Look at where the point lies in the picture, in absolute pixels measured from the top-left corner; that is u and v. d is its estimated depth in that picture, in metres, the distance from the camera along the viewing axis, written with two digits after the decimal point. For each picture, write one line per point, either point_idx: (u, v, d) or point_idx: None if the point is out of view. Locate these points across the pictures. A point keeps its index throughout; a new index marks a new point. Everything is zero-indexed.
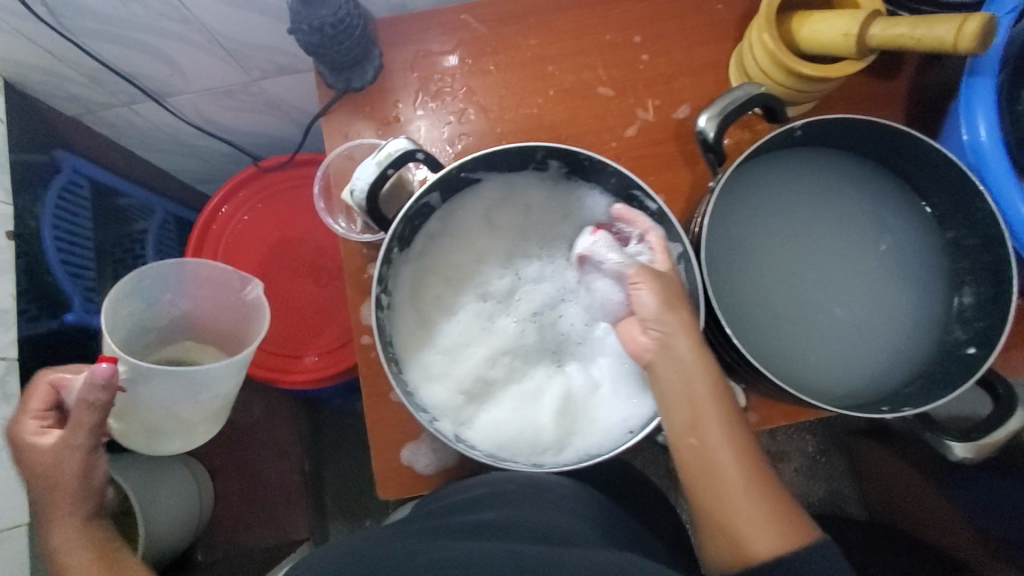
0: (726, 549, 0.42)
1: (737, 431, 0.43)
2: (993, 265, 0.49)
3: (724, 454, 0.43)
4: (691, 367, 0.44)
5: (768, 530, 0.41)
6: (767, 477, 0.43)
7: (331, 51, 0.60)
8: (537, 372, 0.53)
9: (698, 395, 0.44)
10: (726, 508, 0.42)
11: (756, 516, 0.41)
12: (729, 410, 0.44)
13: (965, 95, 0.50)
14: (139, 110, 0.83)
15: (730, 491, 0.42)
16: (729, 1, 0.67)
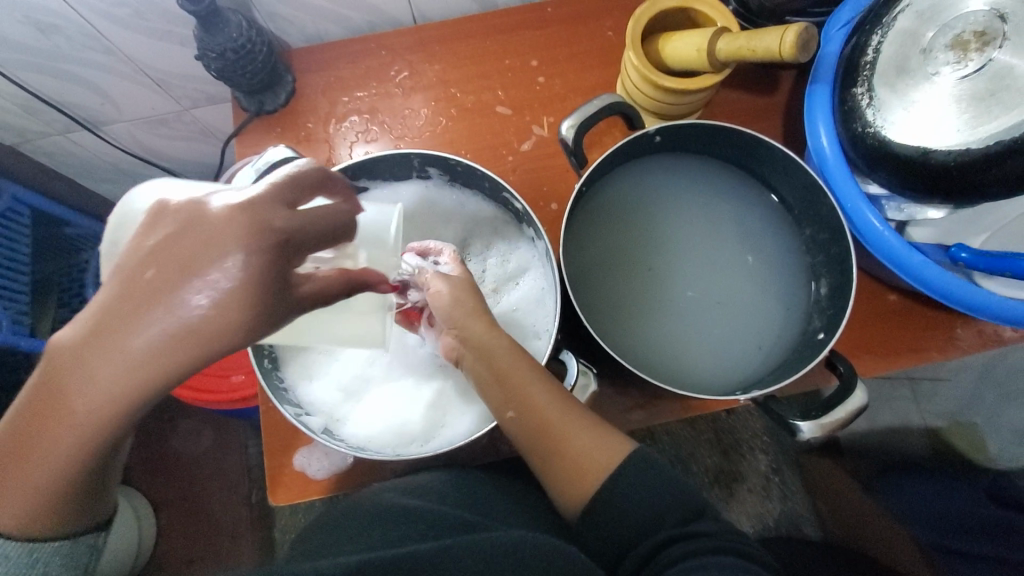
0: (571, 490, 0.44)
1: (551, 383, 0.46)
2: (840, 257, 0.52)
3: (545, 407, 0.45)
4: (490, 345, 0.46)
5: (601, 458, 0.43)
6: (586, 412, 0.46)
7: (238, 75, 0.65)
8: (413, 372, 0.54)
9: (516, 378, 0.45)
10: (560, 454, 0.44)
11: (587, 449, 0.44)
12: (539, 371, 0.46)
13: (808, 104, 0.54)
14: (75, 139, 0.86)
15: (559, 438, 0.44)
16: (618, 29, 0.73)
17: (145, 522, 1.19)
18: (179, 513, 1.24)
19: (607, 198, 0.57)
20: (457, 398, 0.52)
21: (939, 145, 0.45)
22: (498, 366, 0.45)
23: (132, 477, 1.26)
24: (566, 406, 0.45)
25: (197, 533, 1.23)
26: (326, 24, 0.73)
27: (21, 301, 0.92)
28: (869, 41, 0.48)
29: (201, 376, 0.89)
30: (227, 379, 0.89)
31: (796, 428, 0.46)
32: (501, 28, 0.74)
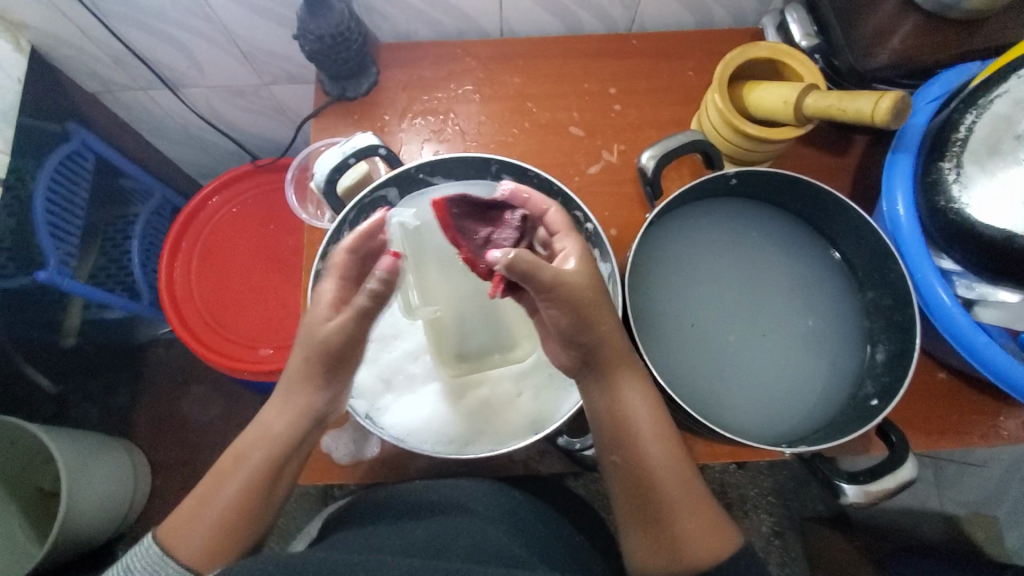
0: (660, 560, 0.43)
1: (678, 455, 0.46)
2: (902, 325, 0.52)
3: (662, 471, 0.45)
4: (627, 388, 0.46)
5: (710, 545, 0.43)
6: (707, 497, 0.45)
7: (329, 59, 0.67)
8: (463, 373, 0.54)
9: (648, 437, 0.46)
10: (662, 521, 0.44)
11: (694, 530, 0.43)
12: (666, 429, 0.46)
13: (888, 170, 0.55)
14: (154, 97, 0.88)
15: (669, 506, 0.44)
16: (699, 71, 0.74)
17: (142, 480, 1.20)
18: (177, 476, 1.25)
19: (674, 233, 0.57)
20: (504, 405, 0.52)
21: None
22: (621, 411, 0.46)
23: (137, 434, 1.27)
24: (686, 480, 0.46)
25: None
26: (417, 25, 0.76)
27: (70, 243, 0.94)
28: (963, 118, 0.49)
29: (231, 344, 0.90)
30: (255, 351, 0.90)
31: (841, 490, 0.47)
32: (585, 53, 0.75)
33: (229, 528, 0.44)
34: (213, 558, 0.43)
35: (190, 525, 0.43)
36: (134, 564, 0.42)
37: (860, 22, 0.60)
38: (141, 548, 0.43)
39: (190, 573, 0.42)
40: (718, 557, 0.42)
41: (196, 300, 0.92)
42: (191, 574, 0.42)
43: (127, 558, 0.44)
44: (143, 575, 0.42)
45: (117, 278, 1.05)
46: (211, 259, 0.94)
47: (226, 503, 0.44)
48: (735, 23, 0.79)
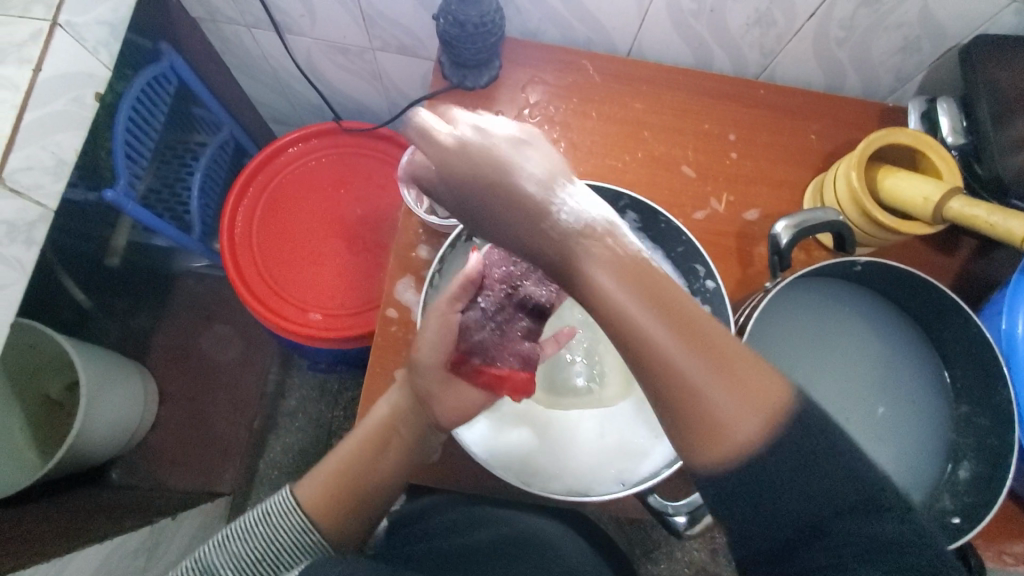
0: (705, 438, 0.37)
1: (693, 333, 0.37)
2: (997, 449, 0.51)
3: (681, 357, 0.37)
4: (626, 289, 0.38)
5: (755, 401, 0.37)
6: (751, 370, 0.37)
7: (463, 46, 0.65)
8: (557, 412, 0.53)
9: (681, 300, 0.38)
10: (696, 401, 0.37)
11: (732, 401, 0.37)
12: (668, 291, 0.38)
13: (1010, 292, 0.54)
14: (256, 36, 0.86)
15: (692, 380, 0.37)
16: (821, 136, 0.73)
17: (150, 408, 1.19)
18: (184, 411, 1.24)
19: (784, 306, 0.56)
20: (587, 442, 0.51)
21: None
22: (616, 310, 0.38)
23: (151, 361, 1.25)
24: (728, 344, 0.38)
25: (191, 437, 1.23)
26: (548, 26, 0.73)
27: (139, 165, 0.91)
28: None
29: (282, 301, 0.88)
30: (305, 314, 0.89)
31: None
32: (712, 92, 0.73)
33: (347, 496, 0.53)
34: (336, 520, 0.52)
35: (320, 486, 0.53)
36: (264, 521, 0.51)
37: (1012, 132, 0.58)
38: (279, 497, 0.52)
39: (318, 531, 0.51)
40: (749, 417, 0.36)
41: (255, 250, 0.90)
42: (316, 533, 0.51)
43: (265, 505, 0.52)
44: (278, 518, 0.51)
45: (168, 205, 1.02)
46: (275, 210, 0.92)
47: (343, 473, 0.53)
48: (863, 94, 0.77)
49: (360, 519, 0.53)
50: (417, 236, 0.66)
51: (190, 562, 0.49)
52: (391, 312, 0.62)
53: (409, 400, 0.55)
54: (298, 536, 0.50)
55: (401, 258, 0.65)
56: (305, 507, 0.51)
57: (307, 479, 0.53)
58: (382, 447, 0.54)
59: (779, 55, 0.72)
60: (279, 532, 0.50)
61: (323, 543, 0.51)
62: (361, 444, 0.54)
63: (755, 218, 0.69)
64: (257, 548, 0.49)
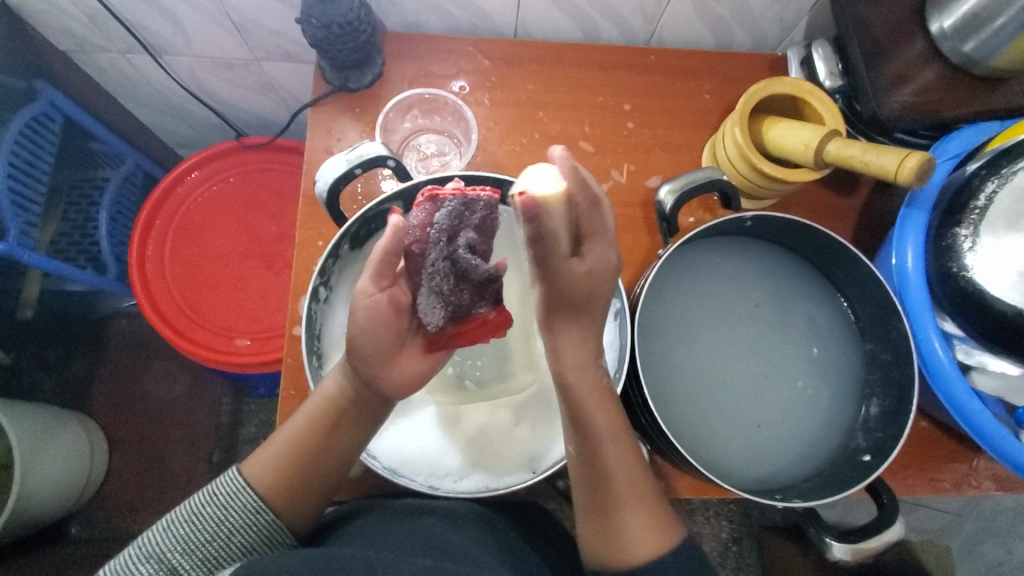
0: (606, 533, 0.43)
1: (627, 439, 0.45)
2: (899, 382, 0.52)
3: (613, 457, 0.44)
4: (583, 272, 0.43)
5: (651, 538, 0.42)
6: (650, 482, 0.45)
7: (334, 48, 0.63)
8: (479, 411, 0.53)
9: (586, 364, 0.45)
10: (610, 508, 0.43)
11: (639, 521, 0.43)
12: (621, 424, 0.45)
13: (899, 222, 0.55)
14: (132, 61, 0.82)
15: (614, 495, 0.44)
16: (715, 94, 0.73)
17: (98, 457, 1.14)
18: (135, 454, 1.19)
19: (678, 271, 0.57)
20: (499, 433, 0.52)
21: (1012, 297, 0.47)
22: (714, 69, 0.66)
23: (94, 407, 1.20)
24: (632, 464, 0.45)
25: (148, 478, 1.18)
26: (428, 16, 0.71)
27: (32, 211, 0.88)
28: (983, 186, 0.50)
29: (203, 330, 0.86)
30: (231, 341, 0.86)
31: (830, 546, 0.49)
32: (601, 63, 0.72)
33: (299, 477, 0.46)
34: (287, 503, 0.46)
35: (269, 459, 0.46)
36: (209, 501, 0.44)
37: (886, 69, 0.59)
38: (227, 478, 0.46)
39: (270, 509, 0.44)
40: (663, 551, 0.42)
41: (169, 280, 0.87)
42: (272, 510, 0.44)
43: (210, 486, 0.46)
44: (225, 499, 0.44)
45: (82, 247, 0.98)
46: (186, 240, 0.89)
47: (294, 455, 0.46)
48: (753, 48, 0.77)
49: (310, 506, 0.47)
50: (317, 248, 0.64)
51: (133, 549, 0.42)
52: (298, 330, 0.61)
53: (356, 388, 0.47)
54: (251, 516, 0.44)
55: (303, 273, 0.63)
56: (258, 484, 0.45)
57: (256, 458, 0.47)
58: (334, 432, 0.47)
59: (662, 19, 0.72)
60: (228, 510, 0.43)
61: (277, 522, 0.45)
62: (300, 423, 0.47)
63: (658, 185, 0.69)
64: (203, 529, 0.42)
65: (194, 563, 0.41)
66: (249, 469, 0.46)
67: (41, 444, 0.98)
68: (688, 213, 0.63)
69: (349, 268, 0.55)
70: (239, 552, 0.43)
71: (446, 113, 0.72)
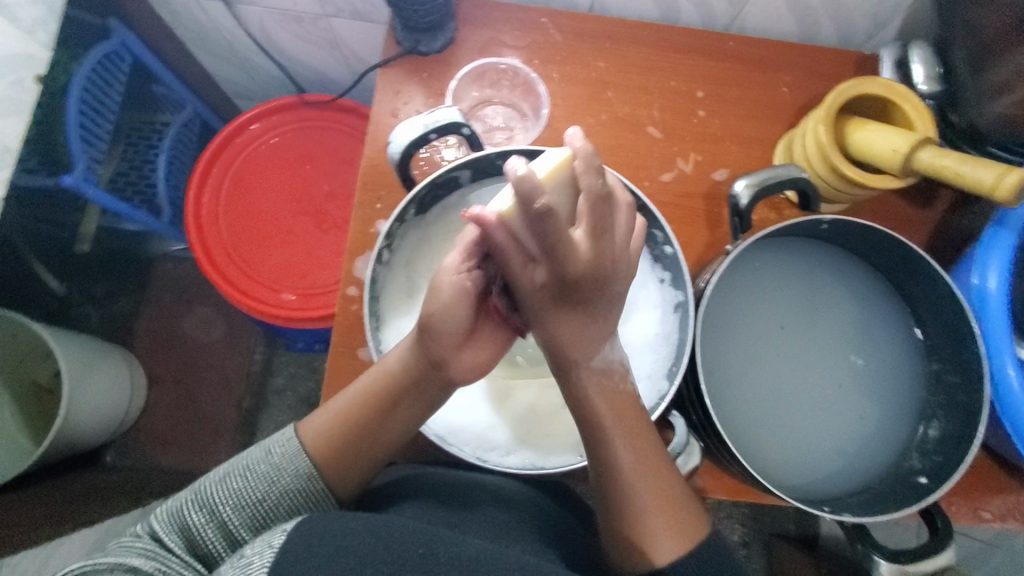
0: (626, 530, 0.45)
1: (644, 442, 0.45)
2: (965, 406, 0.50)
3: (634, 472, 0.45)
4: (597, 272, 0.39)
5: (677, 539, 0.44)
6: (677, 489, 0.45)
7: (410, 8, 0.61)
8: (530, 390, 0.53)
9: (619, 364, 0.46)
10: (631, 509, 0.44)
11: (660, 528, 0.44)
12: (642, 429, 0.45)
13: (985, 241, 0.52)
14: (204, 6, 0.82)
15: (633, 498, 0.44)
16: (794, 89, 0.70)
17: (137, 393, 1.18)
18: (171, 394, 1.23)
19: (743, 268, 0.55)
20: (550, 413, 0.52)
21: None
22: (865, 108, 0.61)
23: (136, 345, 1.24)
24: (656, 476, 0.45)
25: (182, 418, 1.22)
26: None
27: (98, 148, 0.90)
28: None
29: (251, 281, 0.87)
30: (276, 295, 0.88)
31: (876, 564, 0.47)
32: (679, 47, 0.70)
33: (344, 447, 0.47)
34: (334, 471, 0.47)
35: (326, 429, 0.47)
36: (264, 462, 0.46)
37: (991, 76, 0.54)
38: (284, 438, 0.48)
39: (319, 477, 0.46)
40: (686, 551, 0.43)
41: (222, 229, 0.88)
42: (315, 480, 0.46)
43: (267, 443, 0.48)
44: (277, 463, 0.46)
45: (137, 188, 0.99)
46: (241, 191, 0.90)
47: (347, 424, 0.47)
48: (839, 43, 0.73)
49: (357, 474, 0.48)
50: (375, 211, 0.64)
51: (189, 495, 0.45)
52: (351, 290, 0.61)
53: (416, 369, 0.47)
54: (300, 481, 0.46)
55: (359, 234, 0.63)
56: (310, 450, 0.46)
57: (313, 421, 0.48)
58: (385, 409, 0.48)
59: (748, 5, 0.68)
60: (280, 475, 0.45)
61: (325, 488, 0.46)
62: (350, 394, 0.48)
63: (724, 178, 0.67)
64: (256, 490, 0.45)
65: (243, 519, 0.44)
66: (308, 430, 0.48)
67: (88, 373, 1.02)
68: (755, 211, 0.61)
69: (412, 233, 0.55)
70: (285, 513, 0.45)
71: (515, 83, 0.71)
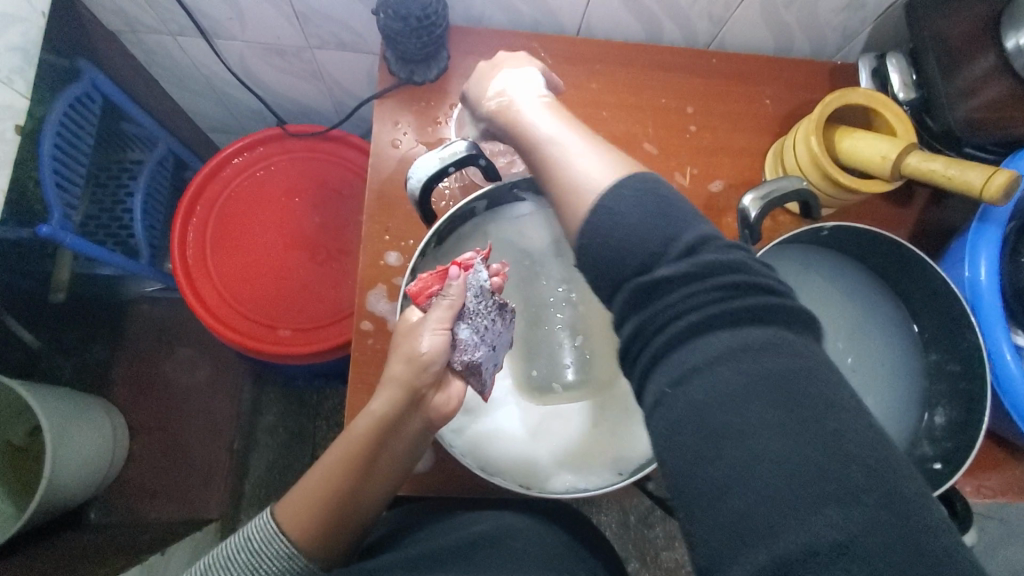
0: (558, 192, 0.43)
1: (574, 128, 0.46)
2: (969, 392, 0.54)
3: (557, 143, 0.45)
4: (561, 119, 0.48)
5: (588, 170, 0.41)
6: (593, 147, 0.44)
7: (407, 40, 0.62)
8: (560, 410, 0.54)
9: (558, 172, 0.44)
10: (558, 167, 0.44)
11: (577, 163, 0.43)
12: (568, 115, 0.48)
13: (972, 236, 0.56)
14: (182, 44, 0.81)
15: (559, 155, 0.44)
16: (776, 101, 0.73)
17: (119, 443, 1.12)
18: (156, 441, 1.17)
19: None
20: (583, 436, 0.53)
21: None
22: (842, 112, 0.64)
23: (114, 392, 1.18)
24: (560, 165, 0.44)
25: (169, 465, 1.16)
26: (493, 10, 0.70)
27: (71, 192, 0.86)
28: None
29: (244, 320, 0.85)
30: (273, 332, 0.85)
31: None
32: (665, 66, 0.72)
33: (328, 517, 0.46)
34: (319, 542, 0.46)
35: (303, 506, 0.46)
36: (244, 548, 0.46)
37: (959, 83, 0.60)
38: (257, 521, 0.47)
39: (302, 553, 0.45)
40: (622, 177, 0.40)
41: (210, 269, 0.86)
42: (298, 556, 0.45)
43: (245, 529, 0.47)
44: (258, 547, 0.45)
45: (111, 230, 0.95)
46: (227, 229, 0.88)
47: (323, 497, 0.46)
48: (812, 55, 0.77)
49: (344, 540, 0.48)
50: (384, 242, 0.64)
51: None
52: (366, 325, 0.60)
53: (395, 412, 0.46)
54: (282, 560, 0.45)
55: (370, 267, 0.63)
56: (287, 530, 0.45)
57: (288, 497, 0.47)
58: (365, 469, 0.47)
59: (727, 23, 0.72)
60: (260, 558, 0.45)
61: (311, 564, 0.46)
62: (334, 453, 0.47)
63: (720, 189, 0.69)
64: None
65: None
66: (283, 507, 0.46)
67: (69, 429, 0.97)
68: None
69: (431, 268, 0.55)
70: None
71: None
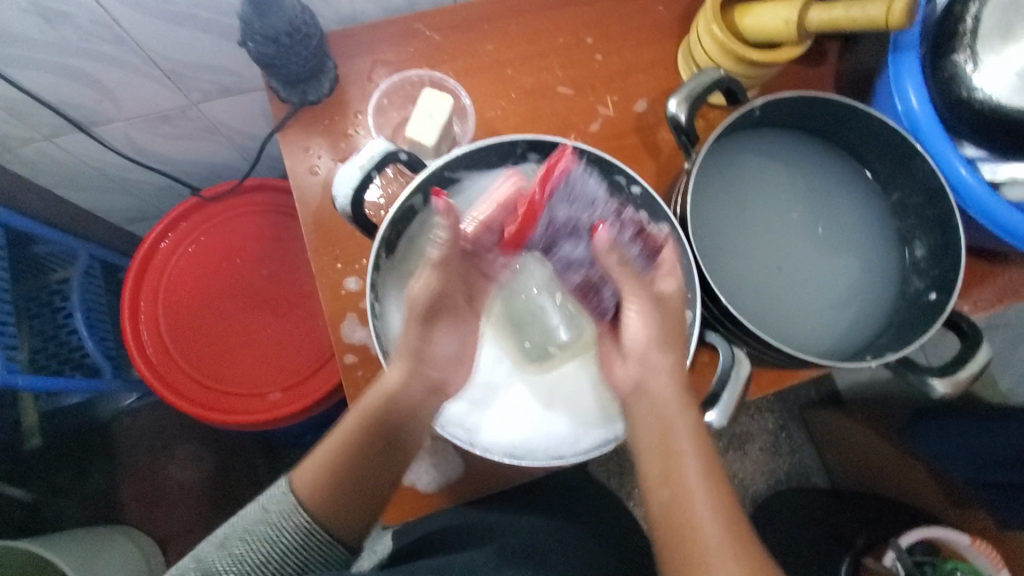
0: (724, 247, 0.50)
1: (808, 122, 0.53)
2: (938, 218, 0.54)
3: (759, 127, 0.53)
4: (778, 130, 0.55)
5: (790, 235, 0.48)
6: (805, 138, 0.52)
7: (287, 62, 0.59)
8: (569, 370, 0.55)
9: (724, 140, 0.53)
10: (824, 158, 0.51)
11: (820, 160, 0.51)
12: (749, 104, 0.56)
13: (892, 69, 0.56)
14: (62, 144, 0.76)
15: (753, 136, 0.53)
16: (668, 3, 0.72)
17: (155, 560, 1.08)
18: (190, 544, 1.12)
19: (705, 184, 0.57)
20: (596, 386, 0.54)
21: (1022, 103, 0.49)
22: None
23: (129, 514, 1.13)
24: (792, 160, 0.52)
25: None
26: (363, 4, 0.67)
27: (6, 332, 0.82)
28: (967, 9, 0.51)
29: (226, 396, 0.82)
30: (263, 398, 0.83)
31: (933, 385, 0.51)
32: (550, 4, 0.70)
33: (341, 490, 0.48)
34: (332, 517, 0.48)
35: (320, 478, 0.48)
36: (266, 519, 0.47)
37: None
38: (280, 491, 0.48)
39: (321, 529, 0.47)
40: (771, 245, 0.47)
41: (175, 357, 0.82)
42: (317, 532, 0.47)
43: (268, 498, 0.48)
44: (279, 521, 0.47)
45: (62, 356, 0.91)
46: (177, 313, 0.84)
47: (340, 467, 0.48)
48: None
49: (357, 520, 0.49)
50: (338, 270, 0.61)
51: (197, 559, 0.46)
52: (350, 357, 0.59)
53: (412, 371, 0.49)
54: (301, 535, 0.47)
55: (333, 299, 0.60)
56: (305, 503, 0.47)
57: (309, 463, 0.49)
58: (382, 447, 0.49)
59: None
60: (280, 533, 0.46)
61: (326, 540, 0.48)
62: (349, 419, 0.49)
63: (645, 107, 0.69)
64: (258, 550, 0.46)
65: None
66: (302, 473, 0.48)
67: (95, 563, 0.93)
68: None
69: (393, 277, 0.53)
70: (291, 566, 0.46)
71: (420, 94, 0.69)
